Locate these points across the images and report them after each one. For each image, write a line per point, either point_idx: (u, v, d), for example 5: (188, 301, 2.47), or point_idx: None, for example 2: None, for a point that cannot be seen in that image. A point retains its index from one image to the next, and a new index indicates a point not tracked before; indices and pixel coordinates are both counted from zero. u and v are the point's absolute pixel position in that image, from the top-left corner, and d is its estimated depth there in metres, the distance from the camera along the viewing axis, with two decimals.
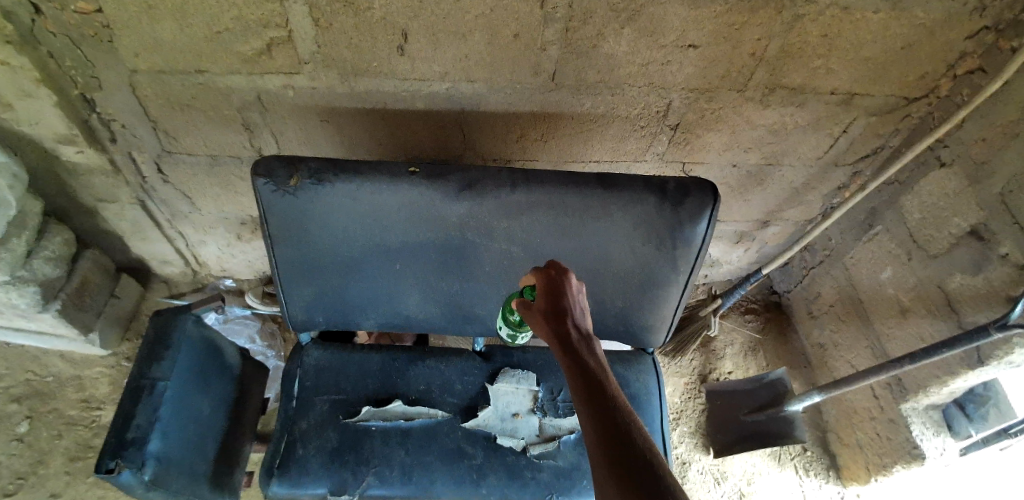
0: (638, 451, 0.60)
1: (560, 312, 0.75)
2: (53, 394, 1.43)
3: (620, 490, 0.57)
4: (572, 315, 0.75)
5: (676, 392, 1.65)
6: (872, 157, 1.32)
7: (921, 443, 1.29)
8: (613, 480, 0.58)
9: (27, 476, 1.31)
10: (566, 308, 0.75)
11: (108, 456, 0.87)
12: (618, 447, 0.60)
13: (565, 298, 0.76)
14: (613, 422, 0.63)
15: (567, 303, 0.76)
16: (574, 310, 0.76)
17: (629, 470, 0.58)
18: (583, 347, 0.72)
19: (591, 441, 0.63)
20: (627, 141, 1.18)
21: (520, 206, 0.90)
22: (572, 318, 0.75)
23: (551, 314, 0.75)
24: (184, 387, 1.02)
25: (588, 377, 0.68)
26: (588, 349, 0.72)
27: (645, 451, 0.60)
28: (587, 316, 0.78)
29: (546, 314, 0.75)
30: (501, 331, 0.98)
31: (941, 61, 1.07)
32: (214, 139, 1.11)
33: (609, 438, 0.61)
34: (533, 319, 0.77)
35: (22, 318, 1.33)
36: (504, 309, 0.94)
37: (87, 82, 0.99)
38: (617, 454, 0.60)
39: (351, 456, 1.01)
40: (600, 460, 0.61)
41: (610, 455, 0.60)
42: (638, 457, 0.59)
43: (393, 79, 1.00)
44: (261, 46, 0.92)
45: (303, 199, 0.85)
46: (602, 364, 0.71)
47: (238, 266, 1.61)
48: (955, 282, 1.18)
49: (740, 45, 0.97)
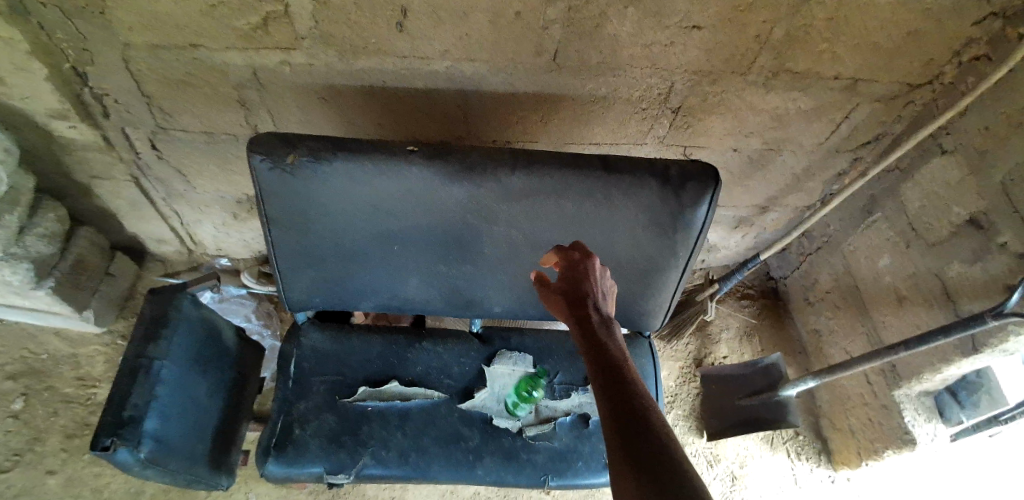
0: (653, 441, 0.59)
1: (581, 298, 0.75)
2: (48, 372, 1.42)
3: (632, 474, 0.57)
4: (593, 301, 0.75)
5: (671, 376, 1.67)
6: (873, 145, 1.31)
7: (912, 429, 1.30)
8: (626, 468, 0.58)
9: (23, 452, 1.31)
10: (588, 295, 0.75)
11: (105, 434, 0.87)
12: (633, 434, 0.60)
13: (587, 284, 0.76)
14: (630, 411, 0.62)
15: (588, 289, 0.75)
16: (596, 295, 0.76)
17: (643, 459, 0.57)
18: (604, 332, 0.72)
19: (607, 427, 0.63)
20: (628, 124, 1.17)
21: (520, 190, 0.89)
22: (593, 304, 0.75)
23: (571, 299, 0.75)
24: (180, 368, 1.02)
25: (608, 363, 0.68)
26: (608, 335, 0.72)
27: (660, 440, 0.59)
28: (609, 304, 0.78)
29: (566, 299, 0.76)
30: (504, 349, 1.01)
31: (947, 48, 1.06)
32: (210, 116, 1.09)
33: (624, 425, 0.61)
34: (554, 305, 0.78)
35: (16, 295, 1.32)
36: None
37: (79, 56, 0.96)
38: (632, 441, 0.59)
39: (348, 439, 1.02)
40: (614, 446, 0.61)
41: (624, 443, 0.60)
42: (653, 448, 0.58)
43: (392, 58, 0.98)
44: (257, 21, 0.89)
45: (300, 179, 0.84)
46: (623, 351, 0.70)
47: (234, 246, 1.60)
48: (952, 271, 1.19)
49: (745, 28, 0.95)
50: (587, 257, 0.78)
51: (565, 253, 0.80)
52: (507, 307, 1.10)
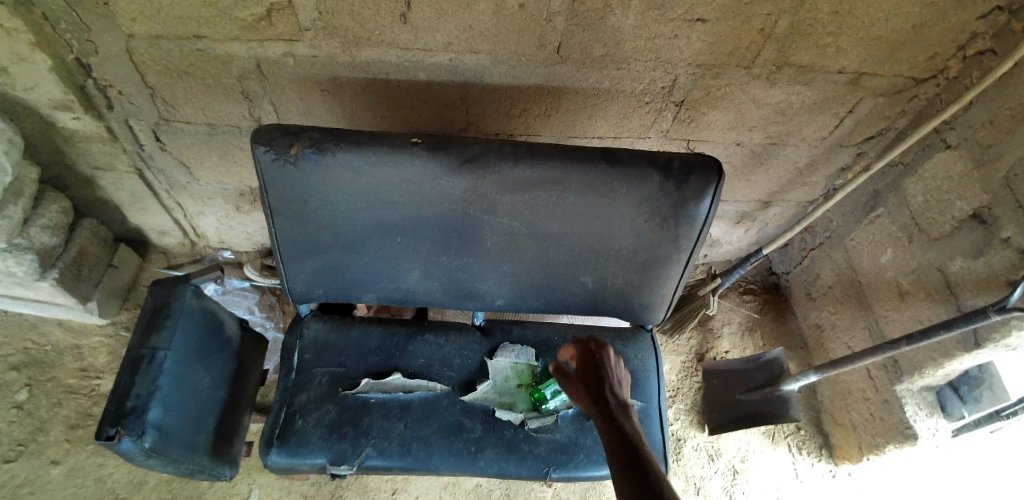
0: (653, 485, 0.72)
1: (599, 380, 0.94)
2: (52, 363, 1.43)
3: None
4: (610, 388, 0.92)
5: (673, 370, 1.67)
6: (877, 139, 1.31)
7: (915, 424, 1.30)
8: None
9: (26, 442, 1.32)
10: (604, 378, 0.94)
11: (109, 424, 0.88)
12: (639, 483, 0.73)
13: (603, 369, 0.95)
14: (635, 461, 0.77)
15: (605, 378, 0.94)
16: (611, 380, 0.94)
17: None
18: (617, 408, 0.89)
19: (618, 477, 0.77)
20: (631, 118, 1.17)
21: (522, 182, 0.89)
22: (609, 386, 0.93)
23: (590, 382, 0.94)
24: (183, 358, 1.02)
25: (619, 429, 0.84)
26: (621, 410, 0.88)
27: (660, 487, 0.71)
28: (623, 388, 0.95)
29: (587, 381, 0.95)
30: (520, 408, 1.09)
31: (951, 43, 1.06)
32: (212, 108, 1.09)
33: (631, 473, 0.75)
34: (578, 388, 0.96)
35: (20, 286, 1.32)
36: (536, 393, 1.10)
37: (82, 47, 0.97)
38: (637, 486, 0.73)
39: (350, 429, 1.02)
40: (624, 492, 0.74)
41: (631, 488, 0.73)
42: (653, 490, 0.71)
43: (395, 49, 0.98)
44: (261, 12, 0.89)
45: (302, 170, 0.84)
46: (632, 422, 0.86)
47: (237, 238, 1.61)
48: (955, 265, 1.18)
49: (748, 21, 0.95)
50: (603, 347, 0.98)
51: (584, 343, 1.00)
52: (509, 299, 1.11)
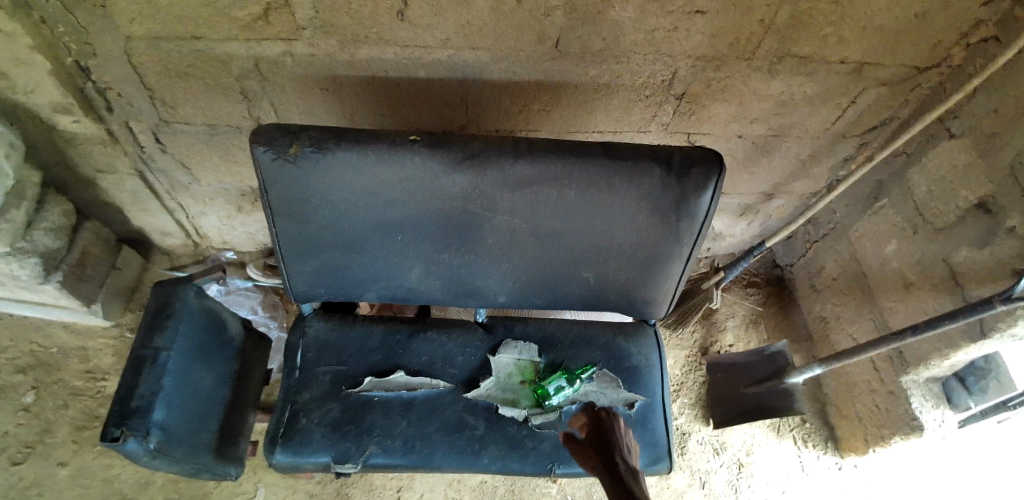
0: None
1: (608, 448, 0.90)
2: (58, 365, 1.44)
3: None
4: (619, 451, 0.89)
5: (677, 364, 1.66)
6: (880, 130, 1.30)
7: (920, 415, 1.29)
8: None
9: (34, 444, 1.33)
10: (613, 445, 0.90)
11: (113, 425, 0.88)
12: None
13: (612, 436, 0.92)
14: None
15: (613, 440, 0.92)
16: (620, 447, 0.91)
17: None
18: (625, 471, 0.84)
19: None
20: (632, 112, 1.16)
21: (522, 178, 0.88)
22: (618, 453, 0.89)
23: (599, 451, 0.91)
24: (186, 358, 1.02)
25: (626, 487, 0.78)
26: (629, 473, 0.83)
27: None
28: (635, 458, 0.90)
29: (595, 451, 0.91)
30: (524, 406, 1.09)
31: (954, 31, 1.05)
32: (211, 108, 1.09)
33: None
34: (587, 458, 0.92)
35: (24, 289, 1.33)
36: (540, 391, 1.09)
37: (81, 49, 0.97)
38: None
39: (353, 427, 1.02)
40: None
41: None
42: None
43: (393, 46, 0.97)
44: (258, 11, 0.89)
45: (302, 170, 0.84)
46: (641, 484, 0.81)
47: (239, 238, 1.61)
48: (960, 255, 1.17)
49: (748, 12, 0.94)
50: (611, 414, 0.97)
51: (592, 412, 0.99)
52: (510, 296, 1.11)
